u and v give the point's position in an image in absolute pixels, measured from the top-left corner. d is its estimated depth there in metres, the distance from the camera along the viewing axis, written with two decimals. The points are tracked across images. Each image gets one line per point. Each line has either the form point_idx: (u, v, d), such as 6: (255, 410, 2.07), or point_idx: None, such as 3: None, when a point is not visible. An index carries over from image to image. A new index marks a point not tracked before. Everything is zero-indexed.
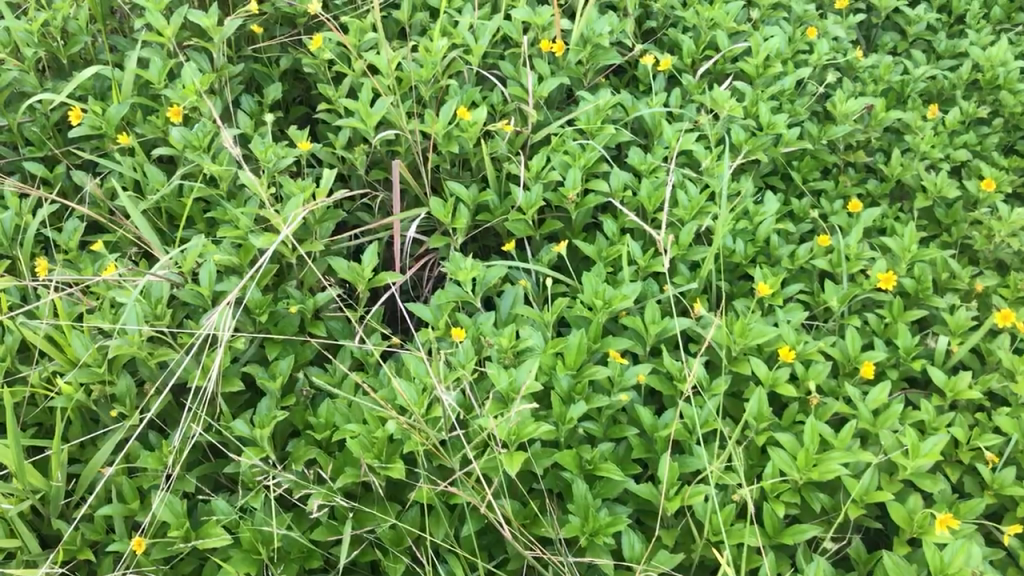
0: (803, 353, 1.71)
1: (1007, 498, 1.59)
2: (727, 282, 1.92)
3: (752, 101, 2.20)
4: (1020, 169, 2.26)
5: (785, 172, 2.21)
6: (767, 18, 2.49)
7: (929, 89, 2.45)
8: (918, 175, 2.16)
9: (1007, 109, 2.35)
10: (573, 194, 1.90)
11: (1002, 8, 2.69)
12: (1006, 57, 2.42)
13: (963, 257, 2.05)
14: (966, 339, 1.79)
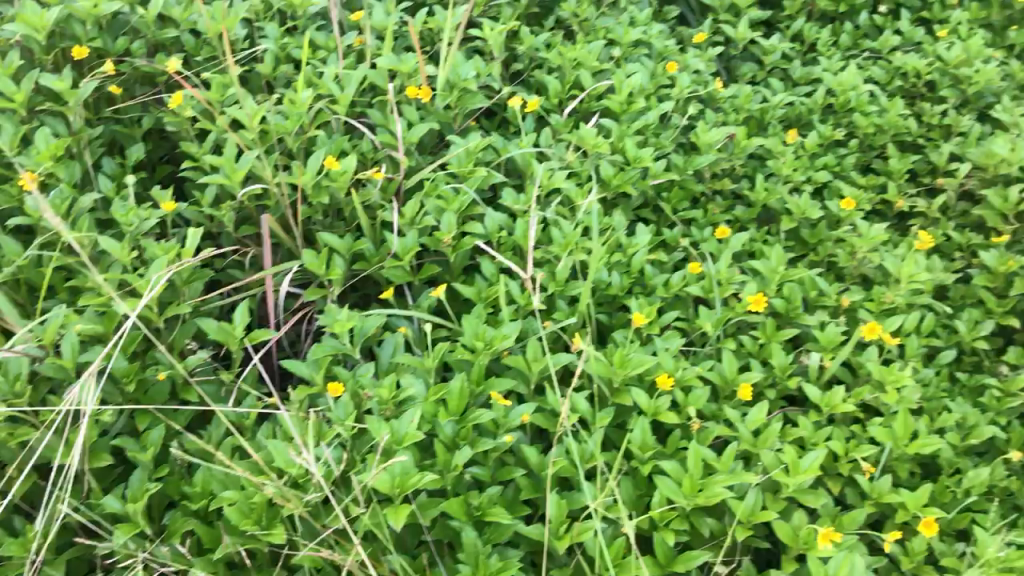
0: (683, 379, 1.75)
1: (886, 506, 1.64)
2: (605, 315, 1.94)
3: (619, 137, 2.25)
4: (878, 187, 2.37)
5: (655, 204, 2.26)
6: (628, 56, 2.56)
7: (788, 115, 2.55)
8: (782, 199, 2.26)
9: (861, 130, 2.47)
10: (448, 237, 1.89)
11: (849, 35, 2.82)
12: (856, 81, 2.54)
13: (830, 274, 2.13)
14: (838, 354, 1.85)
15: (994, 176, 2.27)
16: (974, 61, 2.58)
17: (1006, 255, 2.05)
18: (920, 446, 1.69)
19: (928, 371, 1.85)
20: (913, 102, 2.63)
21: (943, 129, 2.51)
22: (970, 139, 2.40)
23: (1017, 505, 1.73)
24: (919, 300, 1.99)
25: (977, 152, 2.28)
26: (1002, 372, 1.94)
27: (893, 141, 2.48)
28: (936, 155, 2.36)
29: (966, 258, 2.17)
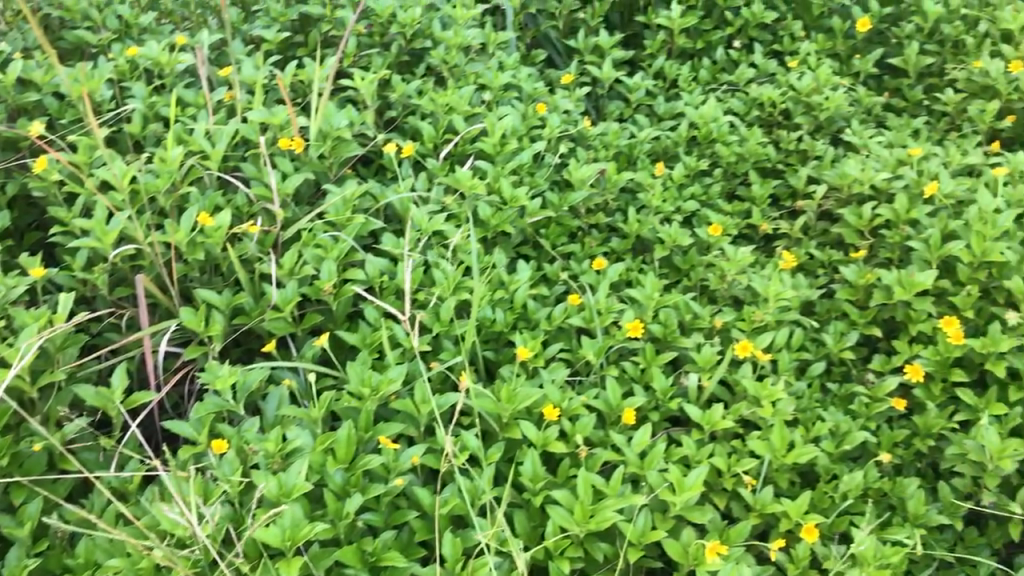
0: (570, 409, 1.78)
1: (770, 516, 1.70)
2: (492, 351, 1.97)
3: (494, 178, 2.28)
4: (743, 213, 2.51)
5: (534, 241, 2.31)
6: (499, 99, 2.63)
7: (655, 149, 2.66)
8: (654, 229, 2.35)
9: (723, 159, 2.61)
10: (329, 285, 1.89)
11: (708, 70, 2.96)
12: (717, 113, 2.68)
13: (703, 297, 2.22)
14: (714, 373, 1.94)
15: (849, 196, 2.40)
16: (823, 89, 2.74)
17: (864, 269, 2.18)
18: (797, 456, 1.77)
19: (800, 384, 1.96)
20: (771, 130, 2.77)
21: (800, 154, 2.65)
22: (825, 162, 2.54)
23: (891, 505, 1.83)
24: (787, 316, 2.10)
25: (832, 174, 2.42)
26: (869, 379, 2.04)
27: (755, 168, 2.62)
28: (794, 180, 2.52)
29: (829, 274, 2.30)
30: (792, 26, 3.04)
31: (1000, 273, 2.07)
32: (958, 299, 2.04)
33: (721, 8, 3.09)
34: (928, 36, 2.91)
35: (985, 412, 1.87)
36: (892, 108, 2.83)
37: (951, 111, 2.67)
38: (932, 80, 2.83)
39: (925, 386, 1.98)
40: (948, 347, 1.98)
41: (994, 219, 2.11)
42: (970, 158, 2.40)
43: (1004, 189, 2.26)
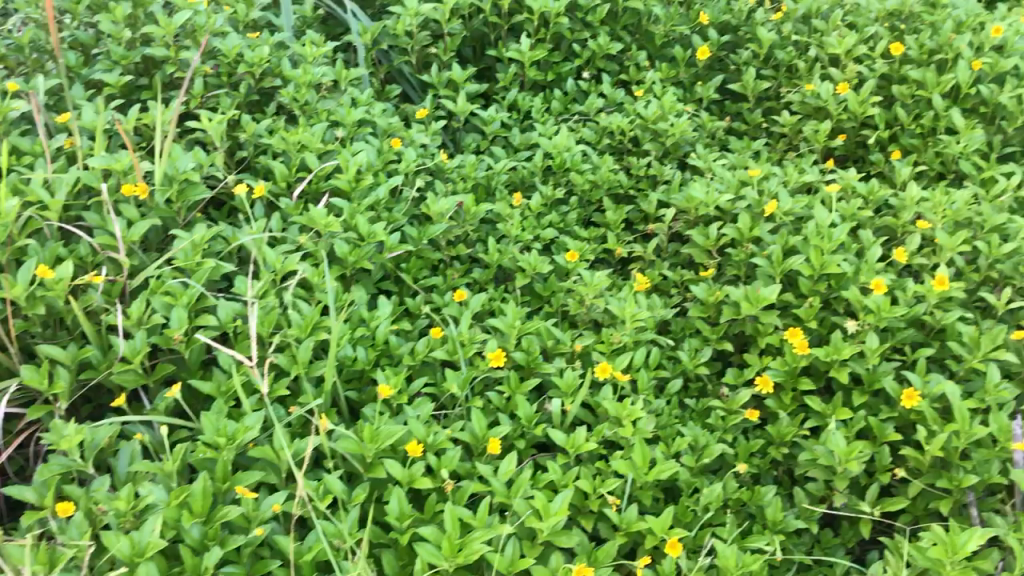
0: (435, 444, 1.78)
1: (636, 534, 1.74)
2: (354, 390, 1.95)
3: (350, 215, 2.25)
4: (599, 238, 2.58)
5: (395, 275, 2.31)
6: (354, 135, 2.62)
7: (512, 179, 2.71)
8: (514, 257, 2.38)
9: (578, 187, 2.67)
10: (179, 333, 1.84)
11: (559, 101, 3.03)
12: (569, 142, 2.75)
13: (564, 322, 2.27)
14: (577, 397, 1.97)
15: (697, 217, 2.50)
16: (668, 116, 2.85)
17: (713, 288, 2.27)
18: (658, 473, 1.81)
19: (659, 402, 2.02)
20: (622, 157, 2.87)
21: (650, 179, 2.75)
22: (673, 186, 2.64)
23: (750, 513, 1.90)
24: (644, 336, 2.17)
25: (680, 198, 2.51)
26: (724, 393, 2.14)
27: (608, 195, 2.70)
28: (646, 205, 2.60)
29: (681, 293, 2.39)
30: (637, 56, 3.15)
31: (838, 283, 2.18)
32: (801, 310, 2.14)
33: (569, 40, 3.17)
34: (764, 62, 3.07)
35: (832, 417, 1.97)
36: (734, 131, 2.96)
37: (788, 132, 2.81)
38: (769, 103, 2.97)
39: (777, 396, 2.07)
40: (795, 357, 2.08)
41: (830, 233, 2.23)
42: (807, 177, 2.53)
43: (838, 205, 2.39)
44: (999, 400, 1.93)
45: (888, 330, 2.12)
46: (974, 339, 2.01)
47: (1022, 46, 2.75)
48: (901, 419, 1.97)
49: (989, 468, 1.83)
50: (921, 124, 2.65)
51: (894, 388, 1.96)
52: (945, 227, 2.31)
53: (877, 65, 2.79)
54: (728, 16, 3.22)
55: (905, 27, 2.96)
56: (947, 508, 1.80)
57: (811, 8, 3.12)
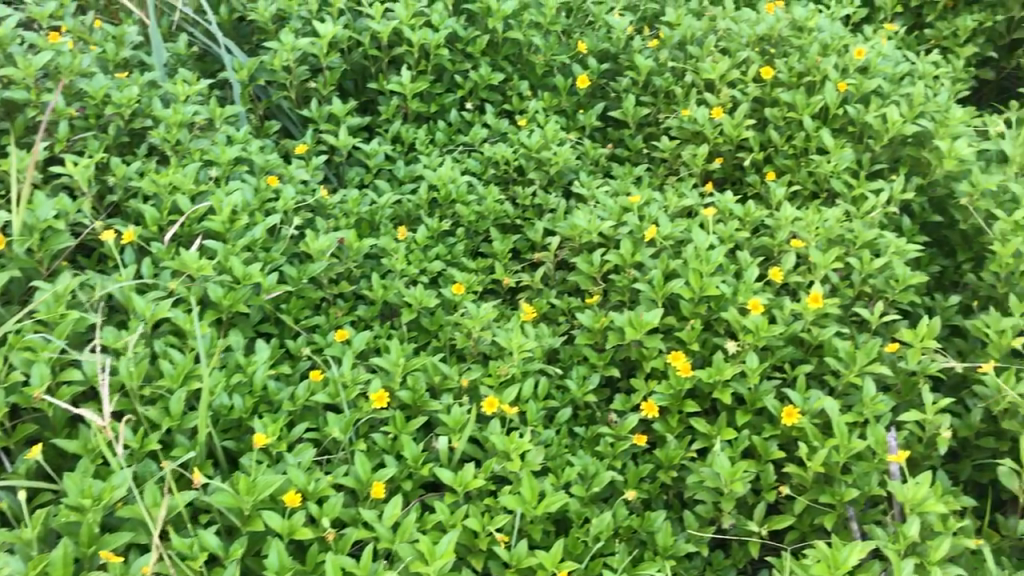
0: (316, 491, 1.73)
1: (527, 570, 1.72)
2: (232, 440, 1.88)
3: (224, 257, 2.19)
4: (487, 269, 2.56)
5: (276, 316, 2.25)
6: (230, 174, 2.55)
7: (396, 213, 2.67)
8: (399, 292, 2.34)
9: (464, 219, 2.65)
10: (40, 391, 1.75)
11: (443, 132, 3.01)
12: (454, 174, 2.73)
13: (452, 356, 2.24)
14: (463, 433, 1.94)
15: (581, 244, 2.51)
16: (550, 144, 2.86)
17: (599, 314, 2.27)
18: (547, 505, 1.80)
19: (548, 433, 2.01)
20: (508, 186, 2.85)
21: (536, 209, 2.75)
22: (558, 214, 2.64)
23: (642, 540, 1.89)
24: (532, 366, 2.16)
25: (563, 226, 2.51)
26: (613, 420, 2.13)
27: (495, 225, 2.69)
28: (532, 234, 2.60)
29: (569, 320, 2.38)
30: (519, 86, 3.17)
31: (718, 304, 2.22)
32: (684, 333, 2.16)
33: (450, 72, 3.16)
34: (643, 89, 3.12)
35: (718, 438, 1.98)
36: (618, 157, 2.99)
37: (668, 157, 2.86)
38: (649, 129, 3.02)
39: (663, 420, 2.08)
40: (679, 380, 2.09)
41: (708, 255, 2.27)
42: (686, 201, 2.57)
43: (716, 227, 2.43)
44: (875, 413, 1.98)
45: (768, 349, 2.16)
46: (850, 353, 2.06)
47: (885, 66, 2.84)
48: (784, 436, 2.00)
49: (869, 480, 1.86)
50: (793, 145, 2.73)
51: (775, 406, 1.99)
52: (818, 245, 2.37)
53: (749, 89, 2.87)
54: (606, 44, 3.26)
55: (775, 51, 3.04)
56: (831, 522, 1.83)
57: (686, 34, 3.19)
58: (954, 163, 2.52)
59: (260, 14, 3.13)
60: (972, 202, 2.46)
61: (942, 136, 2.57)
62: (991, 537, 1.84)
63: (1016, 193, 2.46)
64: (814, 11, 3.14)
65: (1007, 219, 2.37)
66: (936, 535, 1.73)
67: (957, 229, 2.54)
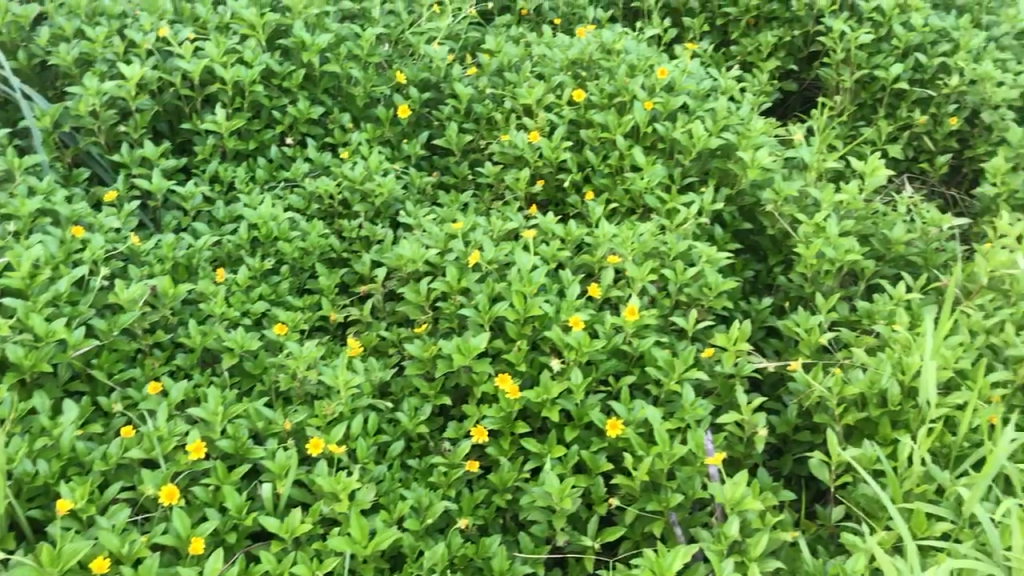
0: (131, 553, 1.65)
1: None
2: (38, 509, 1.78)
3: (25, 314, 2.08)
4: (314, 305, 2.50)
5: (87, 373, 2.15)
6: (31, 228, 2.43)
7: (217, 255, 2.59)
8: (219, 337, 2.27)
9: (287, 256, 2.59)
10: None
11: (264, 169, 2.95)
12: (275, 211, 2.66)
13: (278, 399, 2.18)
14: (289, 477, 1.90)
15: (408, 274, 2.47)
16: (374, 176, 2.83)
17: (427, 343, 2.24)
18: (378, 543, 1.77)
19: (379, 468, 1.98)
20: (333, 221, 2.80)
21: (363, 241, 2.70)
22: (386, 244, 2.59)
23: (479, 567, 1.89)
24: (360, 403, 2.12)
25: (389, 257, 2.46)
26: (445, 448, 2.12)
27: (321, 260, 2.64)
28: (359, 266, 2.54)
29: (399, 351, 2.35)
30: (340, 118, 3.13)
31: (542, 324, 2.24)
32: (511, 355, 2.17)
33: (268, 108, 3.10)
34: (465, 116, 3.13)
35: (548, 456, 2.00)
36: (444, 185, 2.99)
37: (493, 182, 2.87)
38: (474, 155, 3.02)
39: (495, 443, 2.08)
40: (508, 403, 2.10)
41: (530, 276, 2.29)
42: (510, 224, 2.58)
43: (540, 249, 2.46)
44: (696, 418, 2.04)
45: (593, 363, 2.19)
46: (669, 362, 2.12)
47: (689, 84, 2.97)
48: (612, 449, 2.04)
49: (692, 484, 1.91)
50: (609, 164, 2.80)
51: (599, 420, 2.03)
52: (636, 259, 2.43)
53: (565, 112, 2.93)
54: (426, 73, 3.26)
55: (586, 74, 3.12)
56: (659, 530, 1.87)
57: (503, 61, 3.23)
58: (758, 172, 2.64)
59: (61, 57, 3.00)
60: (778, 209, 2.57)
61: (745, 147, 2.70)
62: (810, 528, 1.91)
63: (817, 197, 2.60)
64: (622, 34, 3.25)
65: (809, 222, 2.50)
66: (756, 531, 1.80)
67: (767, 235, 2.67)
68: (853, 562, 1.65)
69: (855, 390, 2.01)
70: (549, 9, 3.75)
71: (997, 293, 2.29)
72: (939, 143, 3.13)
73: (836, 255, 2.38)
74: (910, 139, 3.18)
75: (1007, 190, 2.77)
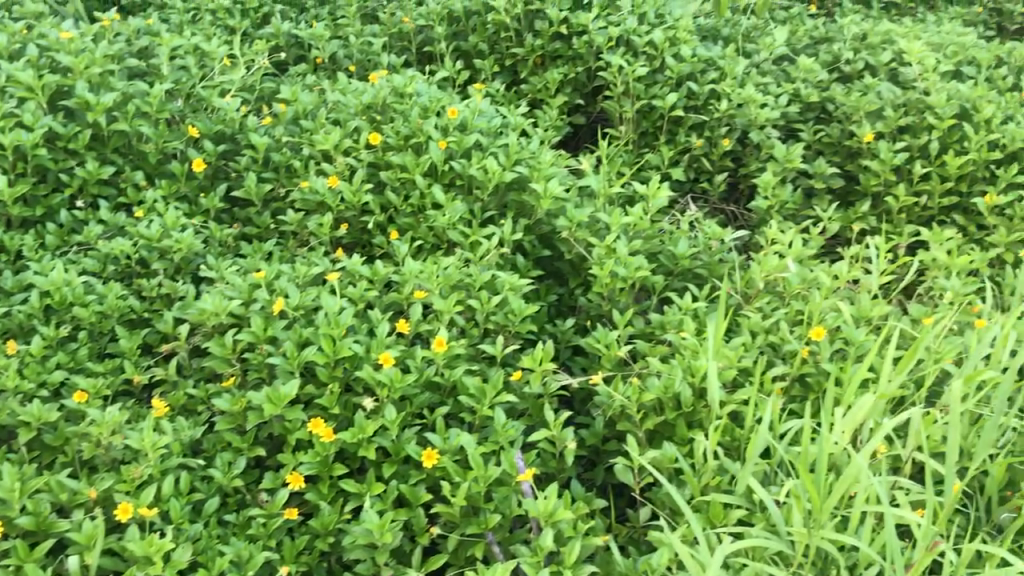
0: None
1: None
2: None
3: None
4: (116, 370, 2.43)
5: None
6: None
7: (7, 326, 2.48)
8: (13, 412, 2.17)
9: (84, 321, 2.51)
10: None
11: (53, 234, 2.83)
12: (68, 276, 2.57)
13: (83, 469, 2.10)
14: (97, 547, 1.84)
15: (212, 328, 2.43)
16: (171, 232, 2.78)
17: (237, 396, 2.21)
18: None
19: (194, 527, 1.95)
20: (131, 281, 2.73)
21: (164, 298, 2.64)
22: (188, 300, 2.54)
23: None
24: (170, 463, 2.08)
25: (191, 312, 2.42)
26: (263, 499, 2.10)
27: (121, 322, 2.56)
28: (161, 325, 2.48)
29: (209, 407, 2.31)
30: (132, 177, 3.06)
31: (353, 364, 2.25)
32: (323, 399, 2.17)
33: (54, 171, 2.99)
34: (263, 166, 3.12)
35: (367, 494, 2.02)
36: (247, 236, 2.96)
37: (296, 229, 2.86)
38: (275, 205, 3.02)
39: (314, 488, 2.07)
40: (323, 446, 2.09)
41: (337, 319, 2.30)
42: (315, 269, 2.58)
43: (346, 291, 2.47)
44: (508, 439, 2.11)
45: (406, 398, 2.22)
46: (479, 389, 2.19)
47: (479, 122, 3.09)
48: (430, 479, 2.07)
49: (509, 503, 1.98)
50: (410, 204, 2.86)
51: (415, 451, 2.06)
52: (442, 292, 2.49)
53: (362, 156, 2.97)
54: (220, 126, 3.24)
55: (381, 118, 3.18)
56: (480, 551, 1.92)
57: (299, 110, 3.25)
58: (551, 202, 2.80)
59: None
60: (571, 234, 2.73)
61: (536, 180, 2.85)
62: (622, 532, 2.01)
63: (606, 221, 2.77)
64: (412, 78, 3.35)
65: (601, 245, 2.64)
66: (569, 540, 1.89)
67: (565, 260, 2.80)
68: (658, 557, 1.75)
69: (652, 396, 2.14)
70: (343, 57, 3.81)
71: (773, 295, 2.50)
72: (716, 163, 3.37)
73: (627, 273, 2.55)
74: (690, 162, 3.41)
75: (777, 202, 3.01)
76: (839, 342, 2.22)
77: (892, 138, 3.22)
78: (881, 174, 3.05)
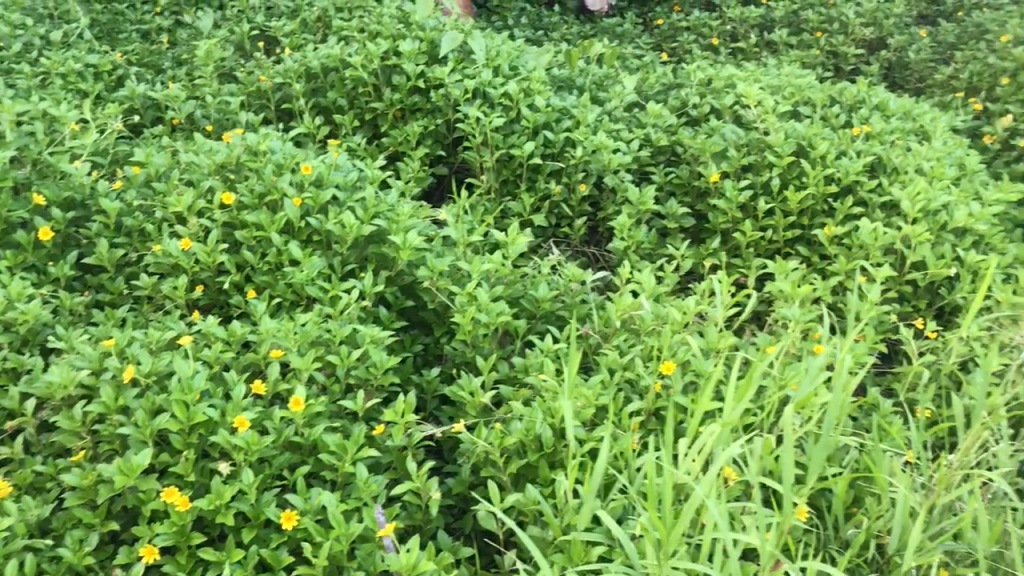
0: None
1: None
2: None
3: None
4: None
5: None
6: None
7: None
8: None
9: None
10: None
11: None
12: None
13: None
14: None
15: (60, 401, 2.34)
16: (16, 304, 2.67)
17: (86, 470, 2.12)
18: None
19: None
20: None
21: (10, 373, 2.53)
22: (34, 372, 2.43)
23: None
24: (15, 545, 1.98)
25: (37, 386, 2.32)
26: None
27: None
28: (5, 401, 2.36)
29: (58, 484, 2.21)
30: None
31: (208, 430, 2.19)
32: (178, 467, 2.10)
33: None
34: (115, 231, 3.04)
35: (226, 561, 1.96)
36: (101, 303, 2.87)
37: (151, 294, 2.79)
38: (129, 270, 2.94)
39: (171, 560, 2.00)
40: (179, 515, 2.02)
41: (191, 383, 2.24)
42: (168, 333, 2.52)
43: (201, 354, 2.42)
44: (371, 495, 2.10)
45: (265, 460, 2.18)
46: (340, 445, 2.17)
47: (336, 177, 3.10)
48: (292, 541, 2.04)
49: (372, 559, 1.96)
50: (267, 262, 2.83)
51: (274, 514, 2.02)
52: (301, 349, 2.46)
53: (217, 216, 2.93)
54: (68, 192, 3.14)
55: (235, 177, 3.16)
56: None
57: (151, 172, 3.20)
58: (411, 253, 2.81)
59: None
60: (433, 284, 2.75)
61: (395, 231, 2.87)
62: None
63: (466, 269, 2.80)
64: (266, 136, 3.34)
65: (462, 292, 2.67)
66: None
67: (428, 310, 2.81)
68: None
69: (514, 440, 2.15)
70: (201, 116, 3.76)
71: (629, 332, 2.56)
72: (575, 208, 3.46)
73: (489, 319, 2.58)
74: (551, 209, 3.48)
75: (634, 243, 3.10)
76: (690, 375, 2.30)
77: (737, 176, 3.37)
78: (729, 212, 3.19)
